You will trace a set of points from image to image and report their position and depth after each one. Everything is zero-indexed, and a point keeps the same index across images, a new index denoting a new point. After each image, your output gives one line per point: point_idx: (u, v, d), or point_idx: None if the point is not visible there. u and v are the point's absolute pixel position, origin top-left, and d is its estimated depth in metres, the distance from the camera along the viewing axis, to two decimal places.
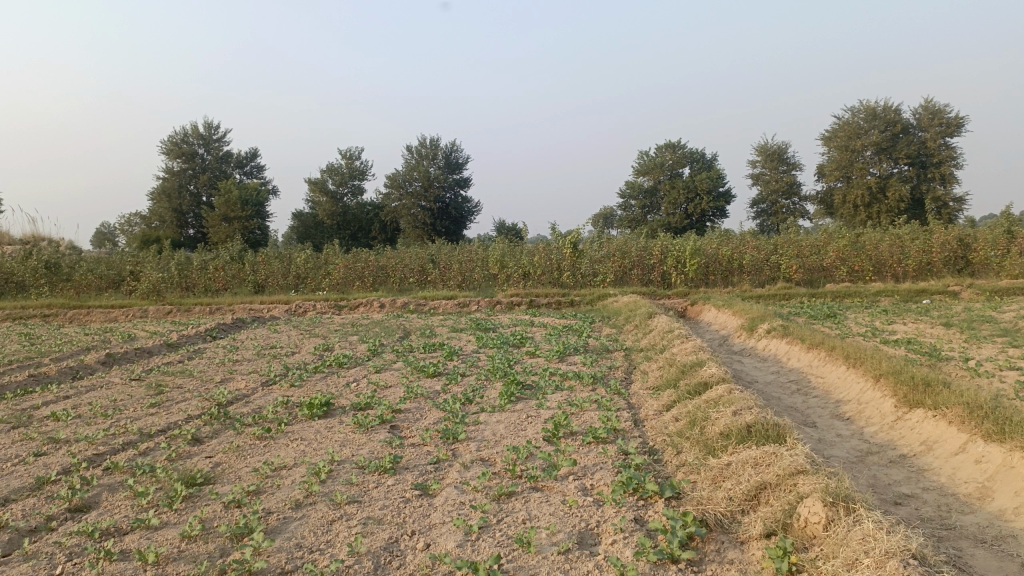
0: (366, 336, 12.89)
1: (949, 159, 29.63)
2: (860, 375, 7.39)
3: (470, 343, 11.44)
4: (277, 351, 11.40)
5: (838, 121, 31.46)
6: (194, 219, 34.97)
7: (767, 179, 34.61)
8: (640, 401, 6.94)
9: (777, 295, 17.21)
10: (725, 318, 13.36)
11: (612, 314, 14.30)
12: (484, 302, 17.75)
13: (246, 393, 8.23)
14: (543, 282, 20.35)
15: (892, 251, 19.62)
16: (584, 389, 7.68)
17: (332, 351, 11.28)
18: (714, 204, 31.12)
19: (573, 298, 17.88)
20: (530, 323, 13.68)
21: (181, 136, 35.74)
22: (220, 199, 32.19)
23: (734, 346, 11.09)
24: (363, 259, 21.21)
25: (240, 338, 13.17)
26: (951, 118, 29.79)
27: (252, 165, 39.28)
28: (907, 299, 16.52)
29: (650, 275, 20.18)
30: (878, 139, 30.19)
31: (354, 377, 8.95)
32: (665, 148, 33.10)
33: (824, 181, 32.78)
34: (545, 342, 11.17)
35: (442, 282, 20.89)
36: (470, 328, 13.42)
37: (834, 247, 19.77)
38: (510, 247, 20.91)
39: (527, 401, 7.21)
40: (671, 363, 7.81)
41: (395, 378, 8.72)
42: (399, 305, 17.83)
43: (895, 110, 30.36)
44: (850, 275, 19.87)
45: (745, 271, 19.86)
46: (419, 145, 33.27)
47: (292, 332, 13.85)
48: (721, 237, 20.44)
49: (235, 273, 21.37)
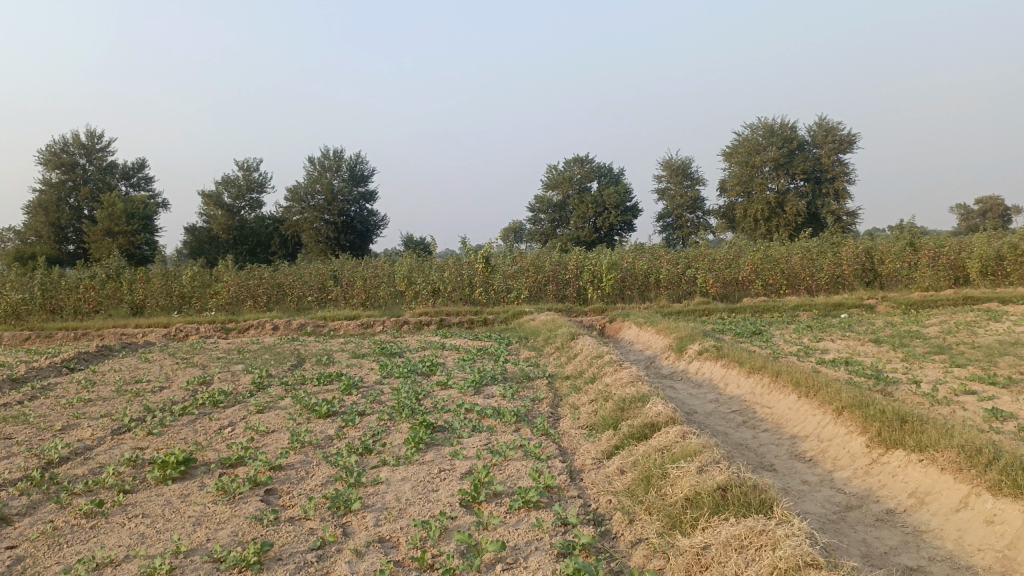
0: (253, 365, 11.28)
1: (842, 174, 30.43)
2: (814, 406, 6.55)
3: (372, 372, 10.05)
4: (143, 387, 9.68)
5: (738, 137, 31.62)
6: (75, 234, 31.88)
7: (672, 194, 34.54)
8: (574, 446, 5.82)
9: (697, 310, 16.56)
10: (649, 337, 12.49)
11: (529, 334, 13.24)
12: (391, 323, 16.38)
13: (89, 447, 6.62)
14: (454, 299, 19.08)
15: (804, 264, 19.42)
16: (506, 430, 6.51)
17: (209, 385, 9.68)
18: (621, 218, 30.84)
19: (486, 317, 16.76)
20: (440, 346, 12.41)
21: (60, 145, 32.69)
22: (103, 211, 29.45)
23: (663, 370, 10.19)
24: (256, 276, 19.40)
25: (103, 370, 11.32)
26: (844, 136, 30.57)
27: (140, 177, 36.37)
28: (825, 313, 16.22)
29: (564, 291, 19.32)
30: (777, 155, 30.44)
31: (230, 420, 7.45)
32: (574, 162, 32.57)
33: (726, 197, 32.90)
34: (459, 368, 9.93)
35: (344, 300, 19.35)
36: (372, 353, 12.01)
37: (749, 260, 19.40)
38: (417, 262, 19.57)
39: (439, 450, 5.96)
40: (605, 397, 6.74)
41: (279, 420, 7.30)
42: (295, 327, 16.22)
43: (792, 127, 30.85)
44: (765, 289, 19.54)
45: (662, 285, 19.28)
46: (321, 157, 31.47)
47: (166, 362, 12.07)
48: (635, 250, 19.78)
49: (111, 292, 19.20)
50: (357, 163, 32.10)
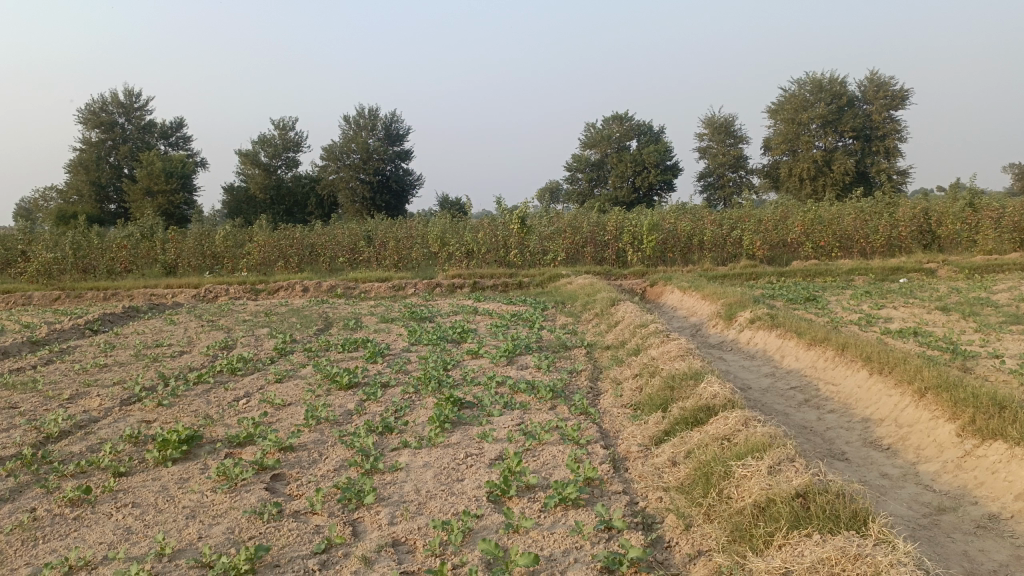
0: (277, 329, 10.81)
1: (893, 132, 28.92)
2: (890, 386, 5.82)
3: (399, 338, 9.48)
4: (161, 352, 9.25)
5: (784, 93, 30.07)
6: (116, 193, 31.83)
7: (714, 152, 33.24)
8: (617, 430, 5.17)
9: (743, 274, 15.68)
10: (694, 303, 11.72)
11: (567, 298, 12.56)
12: (423, 286, 15.83)
13: (94, 419, 6.17)
14: (488, 261, 18.44)
15: (857, 225, 18.33)
16: (542, 407, 5.88)
17: (231, 351, 9.22)
18: (661, 177, 29.76)
19: (522, 280, 16.12)
20: (472, 311, 11.79)
21: (99, 104, 32.51)
22: (142, 170, 29.28)
23: (711, 339, 9.45)
24: (288, 236, 18.97)
25: (126, 333, 10.95)
26: (897, 91, 28.94)
27: (178, 136, 36.08)
28: (882, 278, 15.22)
29: (603, 253, 18.56)
30: (825, 112, 28.94)
31: (246, 391, 6.96)
32: (613, 120, 31.44)
33: (770, 155, 31.50)
34: (491, 335, 9.31)
35: (376, 262, 18.86)
36: (402, 318, 11.45)
37: (799, 221, 18.35)
38: (451, 222, 18.91)
39: (466, 430, 5.36)
40: (652, 372, 6.06)
41: (297, 392, 6.78)
42: (325, 289, 15.78)
43: (841, 82, 29.23)
44: (815, 251, 18.53)
45: (706, 247, 18.39)
46: (356, 116, 30.80)
47: (191, 325, 11.66)
48: (676, 210, 18.84)
49: (145, 252, 18.96)
50: (392, 122, 31.36)
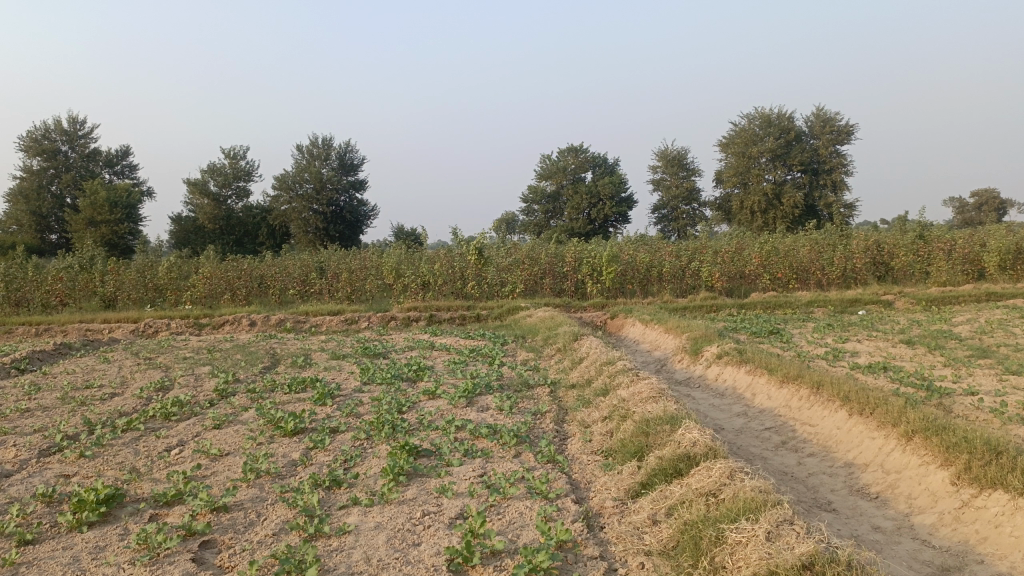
0: (220, 367, 10.14)
1: (840, 166, 29.49)
2: (872, 429, 5.54)
3: (351, 377, 8.93)
4: (90, 395, 8.52)
5: (735, 127, 30.42)
6: (57, 223, 30.57)
7: (667, 185, 33.45)
8: (589, 482, 4.73)
9: (704, 305, 15.50)
10: (656, 336, 11.43)
11: (526, 332, 12.15)
12: (376, 319, 15.27)
13: (4, 473, 5.49)
14: (444, 293, 17.94)
15: (812, 257, 18.40)
16: (506, 455, 5.42)
17: (167, 393, 8.54)
18: (617, 209, 29.76)
19: (479, 312, 15.69)
20: (428, 346, 11.28)
21: (41, 131, 31.33)
22: (85, 199, 28.15)
23: (677, 375, 9.13)
24: (236, 268, 18.24)
25: (54, 373, 10.16)
26: (842, 126, 29.60)
27: (124, 164, 34.90)
28: (841, 309, 15.20)
29: (562, 285, 18.26)
30: (775, 146, 29.37)
31: (181, 439, 6.34)
32: (568, 152, 31.25)
33: (722, 188, 31.79)
34: (449, 373, 8.82)
35: (329, 294, 18.23)
36: (354, 354, 10.88)
37: (756, 253, 18.33)
38: (406, 254, 18.41)
39: (422, 484, 4.86)
40: (622, 414, 5.65)
41: (237, 440, 6.20)
42: (274, 323, 15.11)
43: (789, 118, 29.75)
44: (772, 283, 18.51)
45: (664, 279, 18.22)
46: (310, 145, 30.19)
47: (127, 363, 10.91)
48: (633, 241, 18.67)
49: (82, 285, 18.01)
50: (346, 152, 30.84)
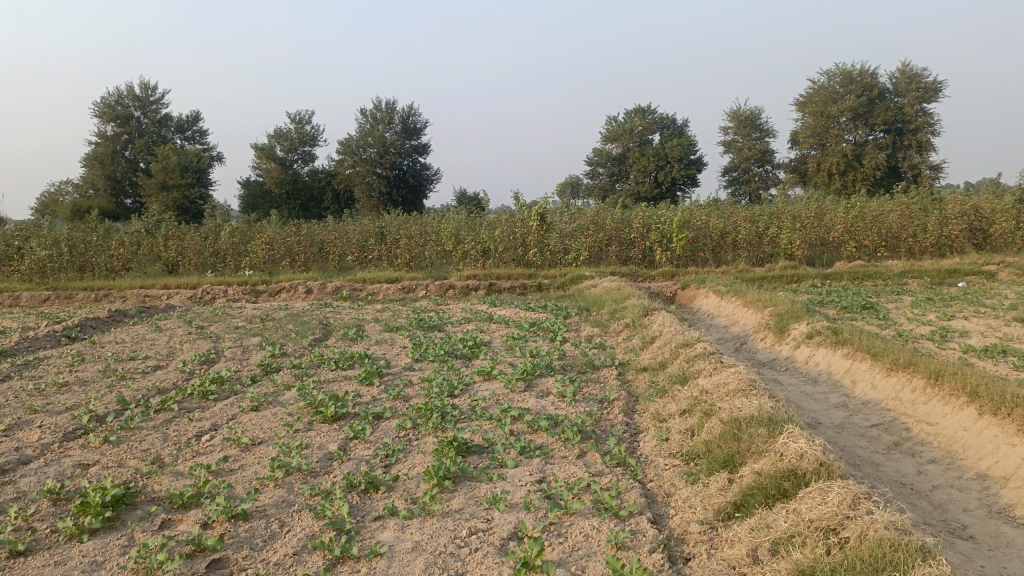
0: (269, 339, 9.67)
1: (927, 125, 27.32)
2: (1011, 434, 4.61)
3: (403, 352, 8.31)
4: (133, 368, 8.13)
5: (812, 84, 28.47)
6: (131, 188, 31.02)
7: (738, 146, 31.78)
8: (669, 495, 3.96)
9: (784, 276, 14.37)
10: (735, 311, 10.47)
11: (591, 304, 11.34)
12: (434, 288, 14.68)
13: (23, 460, 5.08)
14: (505, 260, 17.22)
15: (903, 223, 16.90)
16: (568, 455, 4.68)
17: (211, 367, 8.09)
18: (685, 172, 28.38)
19: (541, 281, 14.94)
20: (486, 318, 10.56)
21: (114, 97, 31.66)
22: (157, 165, 28.35)
23: (761, 356, 8.21)
24: (296, 232, 17.92)
25: (104, 342, 9.88)
26: (929, 83, 27.34)
27: (194, 130, 35.03)
28: (938, 281, 13.83)
29: (628, 252, 17.33)
30: (855, 105, 27.40)
31: (213, 423, 5.82)
32: (635, 113, 29.98)
33: (797, 149, 29.98)
34: (507, 350, 8.10)
35: (388, 261, 17.74)
36: (408, 326, 10.25)
37: (840, 219, 16.95)
38: (467, 219, 17.71)
39: (471, 490, 4.19)
40: (705, 410, 4.85)
41: (273, 426, 5.63)
42: (330, 290, 14.68)
43: (872, 73, 27.64)
44: (858, 251, 17.18)
45: (739, 246, 17.08)
46: (373, 109, 29.73)
47: (178, 332, 10.58)
48: (706, 206, 17.50)
49: (147, 250, 17.97)
50: (409, 116, 30.24)
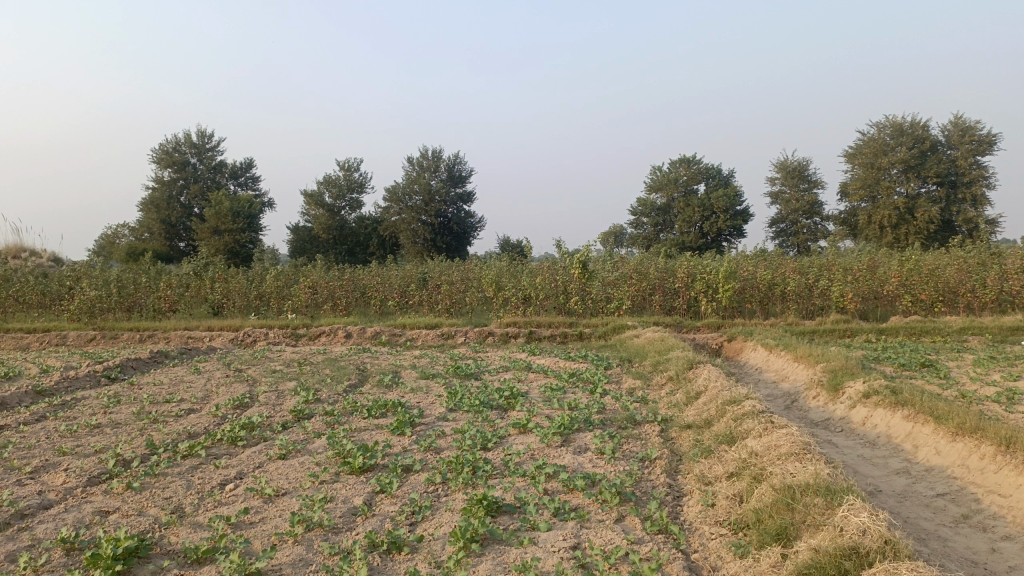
0: (305, 384, 9.55)
1: (982, 178, 26.55)
2: None
3: (438, 401, 8.08)
4: (167, 411, 8.05)
5: (862, 136, 28.00)
6: (185, 231, 31.80)
7: (786, 197, 31.29)
8: (716, 571, 3.62)
9: (836, 330, 13.84)
10: (784, 366, 10.02)
11: (634, 355, 11.00)
12: (474, 335, 14.51)
13: (44, 505, 4.96)
14: (546, 308, 16.99)
15: (961, 278, 16.21)
16: (605, 519, 4.36)
17: (244, 412, 7.97)
18: (731, 223, 27.97)
19: (582, 331, 14.66)
20: (525, 368, 10.30)
21: (173, 144, 32.73)
22: (210, 209, 29.04)
23: (813, 415, 7.77)
24: (339, 277, 18.00)
25: (141, 383, 9.89)
26: (984, 135, 26.66)
27: (247, 176, 35.93)
28: (1001, 338, 13.14)
29: (672, 302, 16.96)
30: (907, 156, 26.81)
31: (239, 471, 5.65)
32: (680, 163, 29.82)
33: (847, 201, 29.37)
34: (545, 402, 7.82)
35: (429, 307, 17.66)
36: (444, 373, 10.04)
37: (894, 272, 16.36)
38: (509, 267, 17.59)
39: (500, 555, 3.90)
40: (756, 474, 4.50)
41: (299, 477, 5.42)
42: (369, 335, 14.61)
43: (924, 125, 27.07)
44: (913, 306, 16.51)
45: (788, 298, 16.59)
46: (420, 157, 30.13)
47: (215, 375, 10.55)
48: (753, 257, 17.11)
49: (194, 292, 18.21)
50: (455, 164, 30.54)
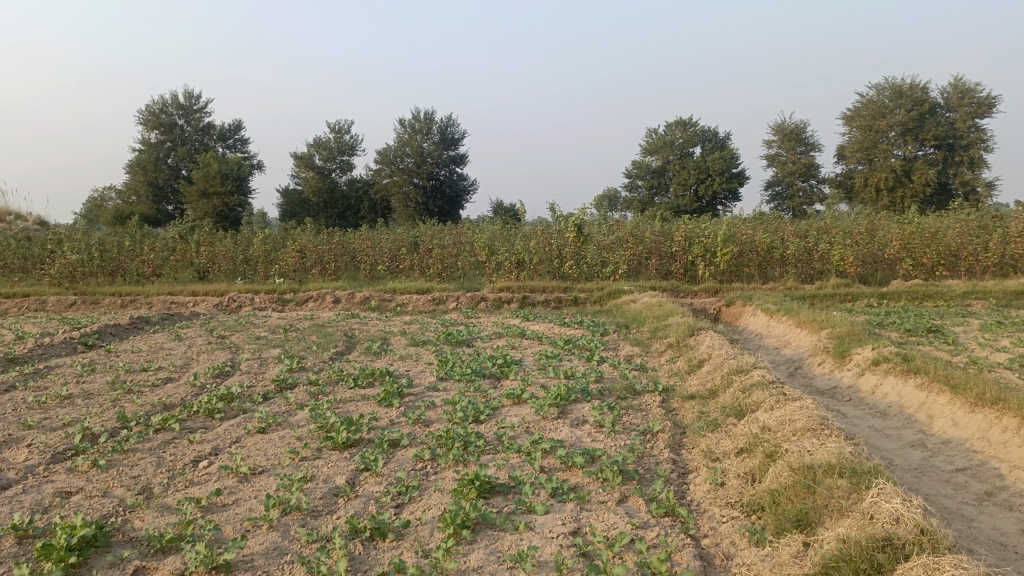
0: (289, 351, 9.17)
1: (980, 140, 26.06)
2: None
3: (427, 370, 7.72)
4: (143, 380, 7.67)
5: (860, 97, 27.44)
6: (173, 194, 31.10)
7: (782, 160, 30.79)
8: (730, 562, 3.29)
9: (837, 294, 13.52)
10: (787, 332, 9.68)
11: (631, 322, 10.65)
12: (466, 300, 14.13)
13: (1, 485, 4.60)
14: (540, 272, 16.61)
15: (962, 241, 15.86)
16: (606, 500, 4.02)
17: (224, 381, 7.59)
18: (726, 186, 27.50)
19: (577, 296, 14.29)
20: (518, 334, 9.94)
21: (159, 105, 31.87)
22: (198, 172, 28.36)
23: (819, 384, 7.45)
24: (329, 240, 17.53)
25: (119, 351, 9.49)
26: (984, 97, 26.08)
27: (235, 138, 35.16)
28: (1005, 303, 12.83)
29: (669, 266, 16.60)
30: (906, 118, 26.29)
31: (214, 446, 5.30)
32: (676, 125, 29.25)
33: (843, 164, 28.90)
34: (540, 371, 7.47)
35: (421, 271, 17.23)
36: (435, 340, 9.67)
37: (895, 235, 16.00)
38: (502, 230, 17.16)
39: (493, 543, 3.57)
40: (769, 452, 4.17)
41: (278, 453, 5.06)
42: (358, 301, 14.21)
43: (923, 86, 26.52)
44: (914, 270, 16.18)
45: (787, 262, 16.25)
46: (411, 119, 29.44)
47: (197, 341, 10.15)
48: (752, 220, 16.72)
49: (179, 256, 17.72)
50: (447, 126, 29.88)
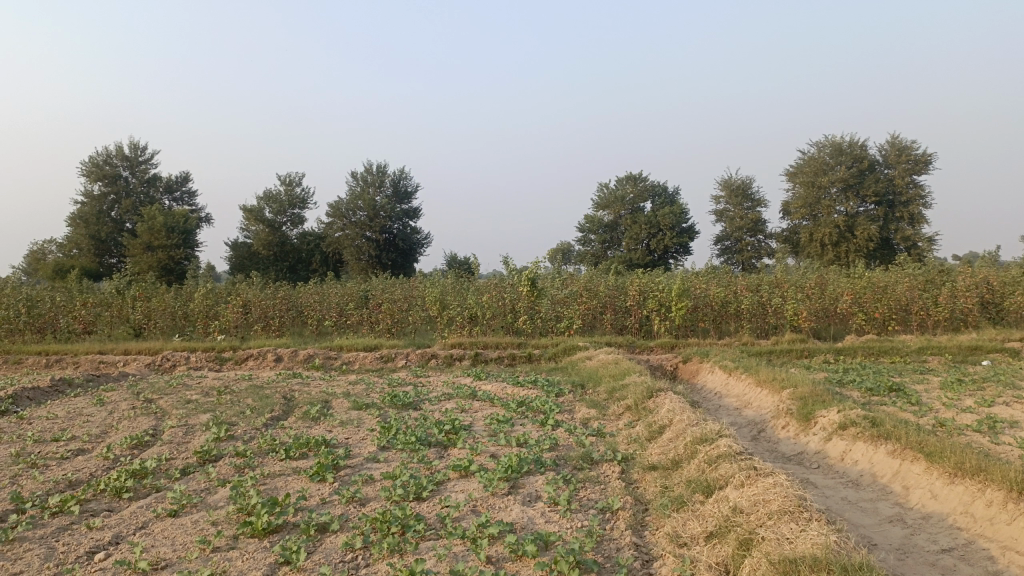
0: (220, 416, 8.46)
1: (919, 197, 26.68)
2: None
3: (368, 437, 7.11)
4: (50, 453, 6.89)
5: (803, 155, 28.07)
6: (115, 247, 29.92)
7: (731, 215, 31.17)
8: None
9: (793, 349, 13.35)
10: (747, 391, 9.32)
11: (585, 381, 10.22)
12: (415, 357, 13.54)
13: None
14: (493, 326, 16.13)
15: (912, 295, 15.93)
16: None
17: (142, 453, 6.86)
18: (678, 240, 27.64)
19: (531, 352, 13.85)
20: (469, 395, 9.38)
21: (103, 157, 30.90)
22: (142, 224, 27.35)
23: (785, 450, 7.06)
24: (275, 294, 16.86)
25: (32, 418, 8.64)
26: (920, 156, 26.82)
27: (183, 190, 34.30)
28: (960, 358, 12.80)
29: (624, 321, 16.31)
30: (847, 175, 26.91)
31: (115, 535, 4.63)
32: (627, 181, 29.46)
33: (789, 220, 29.34)
34: (490, 438, 6.92)
35: (370, 326, 16.59)
36: (379, 403, 9.05)
37: (845, 289, 15.97)
38: (453, 284, 16.70)
39: None
40: (745, 540, 3.72)
41: (187, 544, 4.41)
42: (301, 358, 13.48)
43: (862, 145, 27.28)
44: (867, 323, 16.14)
45: (742, 317, 16.10)
46: (364, 172, 29.11)
47: (120, 406, 9.36)
48: (705, 273, 16.60)
49: (115, 313, 16.84)
50: (400, 179, 29.62)
